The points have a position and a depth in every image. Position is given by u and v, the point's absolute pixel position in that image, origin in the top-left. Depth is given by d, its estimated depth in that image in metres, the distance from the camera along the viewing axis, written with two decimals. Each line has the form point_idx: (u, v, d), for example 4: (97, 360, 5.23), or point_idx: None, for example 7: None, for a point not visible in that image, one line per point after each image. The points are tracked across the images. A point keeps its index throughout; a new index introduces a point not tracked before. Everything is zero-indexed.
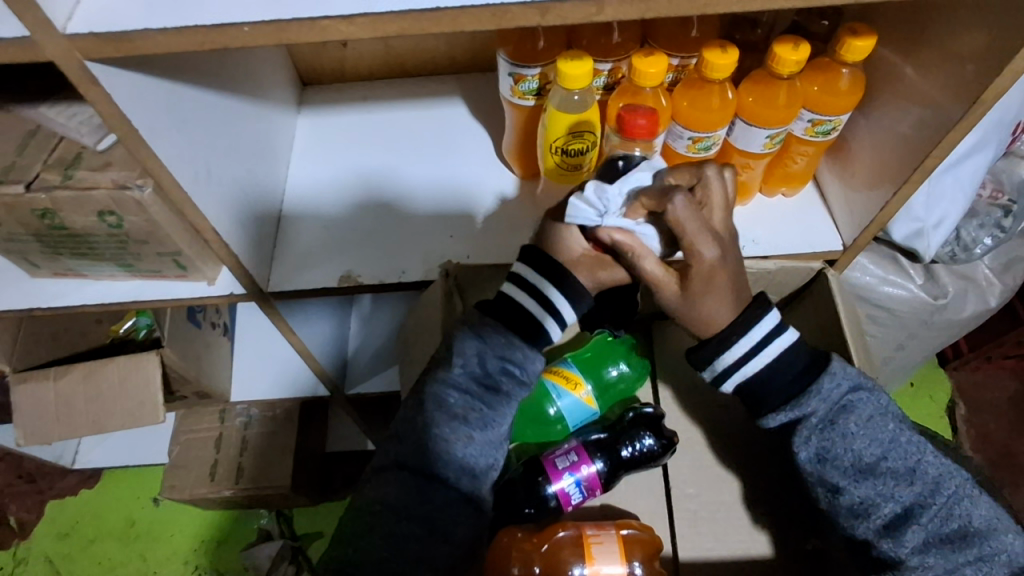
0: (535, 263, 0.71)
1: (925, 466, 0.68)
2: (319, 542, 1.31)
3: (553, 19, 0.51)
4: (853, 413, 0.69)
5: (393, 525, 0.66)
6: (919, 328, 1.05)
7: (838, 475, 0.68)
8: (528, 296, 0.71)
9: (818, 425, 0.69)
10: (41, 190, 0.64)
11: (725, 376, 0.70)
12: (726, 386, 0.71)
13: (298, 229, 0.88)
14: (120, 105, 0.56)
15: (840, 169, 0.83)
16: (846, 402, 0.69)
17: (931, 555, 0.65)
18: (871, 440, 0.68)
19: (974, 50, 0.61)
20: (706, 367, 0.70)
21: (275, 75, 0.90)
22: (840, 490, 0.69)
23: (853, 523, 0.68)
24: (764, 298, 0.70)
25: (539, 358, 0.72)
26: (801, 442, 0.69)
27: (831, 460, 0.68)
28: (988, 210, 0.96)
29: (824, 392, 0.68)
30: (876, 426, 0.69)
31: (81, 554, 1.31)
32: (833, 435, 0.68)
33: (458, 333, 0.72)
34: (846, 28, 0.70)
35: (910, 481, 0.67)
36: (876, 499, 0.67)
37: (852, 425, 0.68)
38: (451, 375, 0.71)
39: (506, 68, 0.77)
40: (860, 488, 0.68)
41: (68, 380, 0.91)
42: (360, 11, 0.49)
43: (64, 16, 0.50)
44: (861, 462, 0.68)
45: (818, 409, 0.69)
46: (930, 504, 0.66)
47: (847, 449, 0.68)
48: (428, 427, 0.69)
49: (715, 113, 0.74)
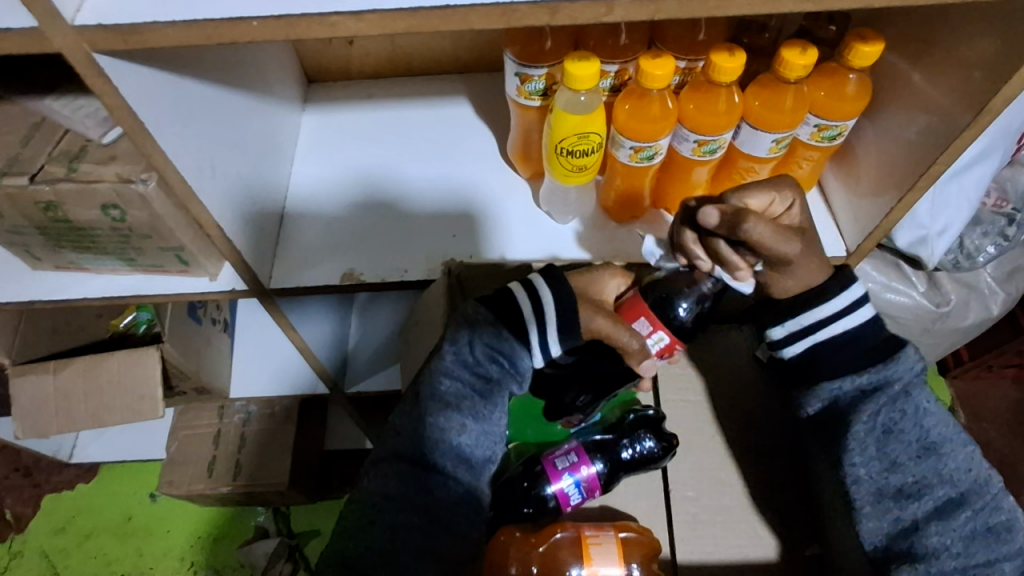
0: (549, 278, 0.70)
1: (979, 458, 0.70)
2: (316, 541, 1.31)
3: (562, 19, 0.51)
4: (925, 391, 0.71)
5: (393, 516, 0.66)
6: (920, 335, 1.05)
7: (899, 451, 0.70)
8: (526, 297, 0.70)
9: (895, 394, 0.70)
10: (45, 182, 0.64)
11: (803, 334, 0.72)
12: (797, 348, 0.73)
13: (301, 226, 0.88)
14: (126, 98, 0.55)
15: (846, 175, 0.83)
16: (920, 380, 0.71)
17: (976, 543, 0.67)
18: (939, 421, 0.70)
19: (983, 57, 0.61)
20: (787, 320, 0.72)
21: (280, 70, 0.90)
22: (897, 467, 0.70)
23: (902, 504, 0.69)
24: (846, 272, 0.72)
25: (528, 354, 0.71)
26: (871, 412, 0.70)
27: (897, 433, 0.70)
28: (992, 218, 0.95)
29: (910, 361, 0.71)
30: (943, 409, 0.72)
31: (76, 549, 1.31)
32: (906, 407, 0.70)
33: (453, 325, 0.73)
34: (854, 34, 0.69)
35: (967, 468, 0.69)
36: (933, 480, 0.69)
37: (926, 401, 0.70)
38: (444, 364, 0.72)
39: (513, 68, 0.77)
40: (919, 466, 0.69)
41: (68, 373, 0.91)
42: (369, 7, 0.49)
43: (72, 7, 0.50)
44: (927, 440, 0.70)
45: (901, 377, 0.70)
46: (983, 494, 0.69)
47: (917, 423, 0.70)
48: (424, 416, 0.70)
49: (722, 117, 0.74)
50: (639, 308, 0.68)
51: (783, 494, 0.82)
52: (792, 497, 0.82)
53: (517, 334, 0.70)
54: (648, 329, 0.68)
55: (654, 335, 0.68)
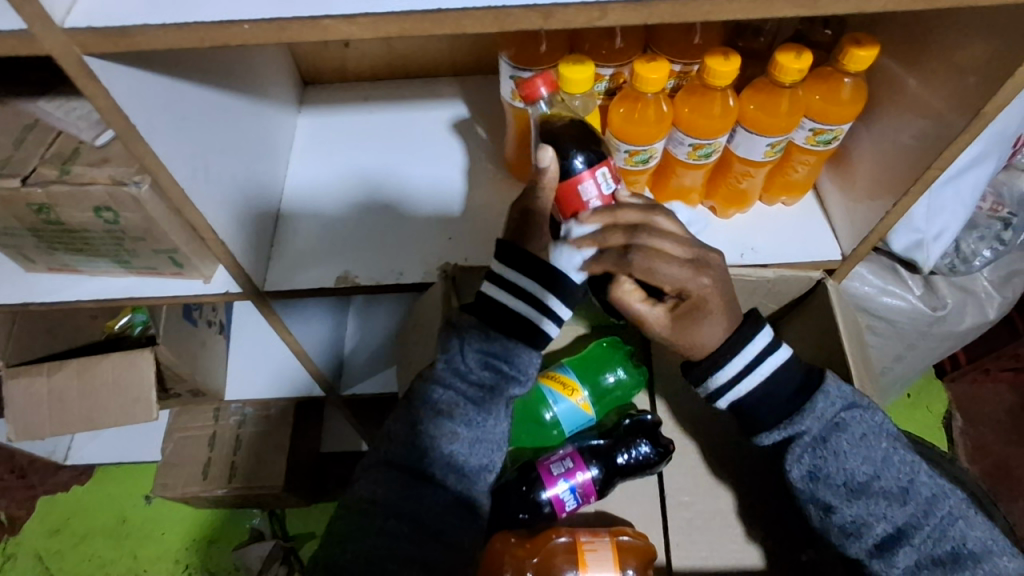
0: (518, 265, 0.68)
1: (919, 486, 0.68)
2: (311, 543, 1.30)
3: (555, 23, 0.50)
4: (845, 432, 0.69)
5: (381, 523, 0.66)
6: (917, 340, 1.04)
7: (830, 495, 0.69)
8: (508, 294, 0.69)
9: (810, 443, 0.70)
10: (37, 184, 0.64)
11: (718, 394, 0.72)
12: (721, 403, 0.73)
13: (297, 229, 0.88)
14: (117, 101, 0.55)
15: (841, 179, 0.83)
16: (839, 420, 0.69)
17: None
18: (865, 459, 0.69)
19: (977, 62, 0.61)
20: (697, 385, 0.73)
21: (275, 72, 0.90)
22: (833, 509, 0.69)
23: (845, 542, 0.69)
24: (755, 317, 0.71)
25: (525, 352, 0.70)
26: (793, 461, 0.70)
27: (823, 478, 0.69)
28: (988, 222, 0.96)
29: (817, 412, 0.69)
30: (870, 445, 0.69)
31: (70, 551, 1.30)
32: (826, 453, 0.69)
33: (444, 332, 0.73)
34: (849, 39, 0.69)
35: (904, 501, 0.68)
36: (869, 519, 0.68)
37: (845, 443, 0.69)
38: (438, 373, 0.71)
39: (507, 72, 0.76)
40: (853, 507, 0.68)
41: (62, 375, 0.90)
42: (362, 11, 0.48)
43: (62, 10, 0.49)
44: (854, 481, 0.68)
45: (811, 428, 0.69)
46: (923, 525, 0.67)
47: (841, 467, 0.68)
48: (416, 422, 0.70)
49: (717, 120, 0.74)
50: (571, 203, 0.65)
51: (779, 500, 0.82)
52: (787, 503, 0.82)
53: (510, 337, 0.70)
54: (583, 198, 0.64)
55: (600, 178, 0.64)
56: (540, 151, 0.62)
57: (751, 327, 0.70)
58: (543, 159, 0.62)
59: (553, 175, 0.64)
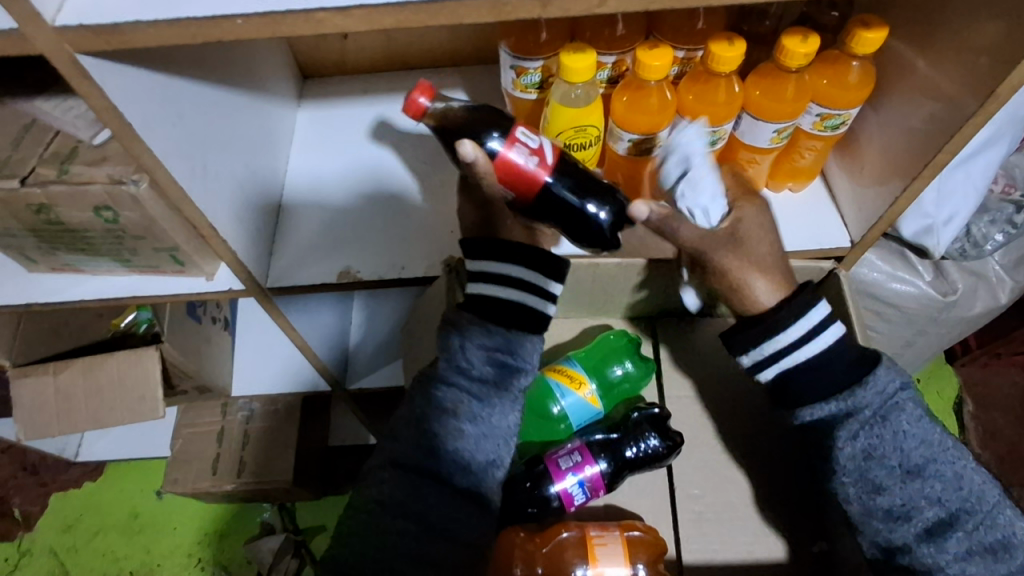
0: (516, 258, 0.71)
1: (970, 474, 0.68)
2: (322, 536, 1.31)
3: (555, 11, 0.49)
4: (904, 413, 0.68)
5: (390, 522, 0.65)
6: (927, 326, 1.03)
7: (882, 475, 0.68)
8: (499, 286, 0.71)
9: (868, 420, 0.68)
10: (36, 184, 0.63)
11: (771, 360, 0.71)
12: (769, 372, 0.71)
13: (299, 225, 0.87)
14: (113, 100, 0.54)
15: (850, 164, 0.81)
16: (898, 400, 0.69)
17: (973, 563, 0.65)
18: (921, 442, 0.68)
19: (989, 42, 0.59)
20: (749, 350, 0.71)
21: (274, 66, 0.89)
22: (882, 490, 0.68)
23: (890, 526, 0.68)
24: (803, 290, 0.71)
25: (527, 338, 0.71)
26: (847, 437, 0.68)
27: (878, 457, 0.68)
28: (1000, 206, 0.94)
29: (880, 386, 0.68)
30: (926, 428, 0.69)
31: (85, 546, 1.31)
32: (883, 432, 0.68)
33: (443, 332, 0.72)
34: (857, 20, 0.68)
35: (957, 486, 0.67)
36: (921, 502, 0.67)
37: (903, 423, 0.68)
38: (441, 372, 0.71)
39: (507, 61, 0.75)
40: (904, 489, 0.67)
41: (69, 373, 0.90)
42: (357, 3, 0.48)
43: (53, 8, 0.49)
44: (910, 462, 0.68)
45: (870, 404, 0.68)
46: (976, 511, 0.66)
47: (897, 447, 0.68)
48: (421, 423, 0.69)
49: (722, 107, 0.72)
50: (520, 173, 0.64)
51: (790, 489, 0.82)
52: (797, 494, 0.82)
53: (509, 326, 0.71)
54: (520, 164, 0.64)
55: (521, 140, 0.64)
56: (462, 148, 0.60)
57: (804, 299, 0.70)
58: (469, 154, 0.60)
59: (485, 160, 0.62)
